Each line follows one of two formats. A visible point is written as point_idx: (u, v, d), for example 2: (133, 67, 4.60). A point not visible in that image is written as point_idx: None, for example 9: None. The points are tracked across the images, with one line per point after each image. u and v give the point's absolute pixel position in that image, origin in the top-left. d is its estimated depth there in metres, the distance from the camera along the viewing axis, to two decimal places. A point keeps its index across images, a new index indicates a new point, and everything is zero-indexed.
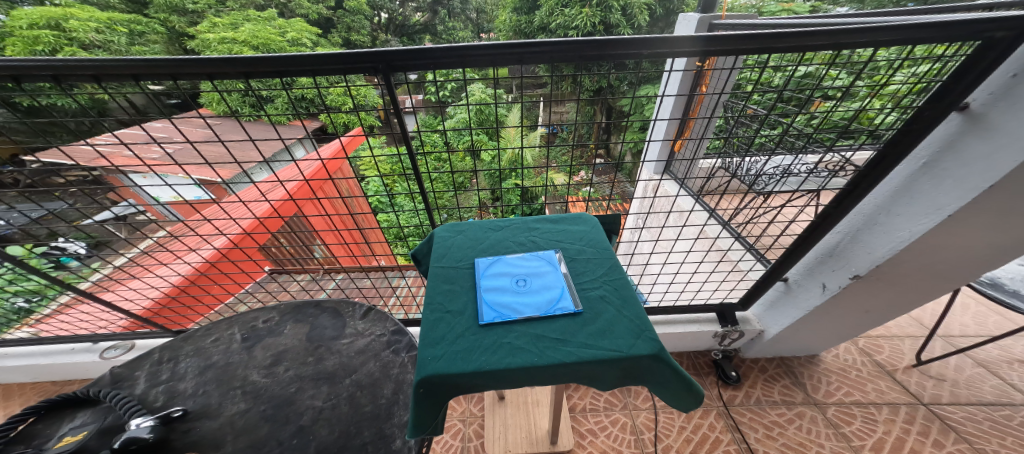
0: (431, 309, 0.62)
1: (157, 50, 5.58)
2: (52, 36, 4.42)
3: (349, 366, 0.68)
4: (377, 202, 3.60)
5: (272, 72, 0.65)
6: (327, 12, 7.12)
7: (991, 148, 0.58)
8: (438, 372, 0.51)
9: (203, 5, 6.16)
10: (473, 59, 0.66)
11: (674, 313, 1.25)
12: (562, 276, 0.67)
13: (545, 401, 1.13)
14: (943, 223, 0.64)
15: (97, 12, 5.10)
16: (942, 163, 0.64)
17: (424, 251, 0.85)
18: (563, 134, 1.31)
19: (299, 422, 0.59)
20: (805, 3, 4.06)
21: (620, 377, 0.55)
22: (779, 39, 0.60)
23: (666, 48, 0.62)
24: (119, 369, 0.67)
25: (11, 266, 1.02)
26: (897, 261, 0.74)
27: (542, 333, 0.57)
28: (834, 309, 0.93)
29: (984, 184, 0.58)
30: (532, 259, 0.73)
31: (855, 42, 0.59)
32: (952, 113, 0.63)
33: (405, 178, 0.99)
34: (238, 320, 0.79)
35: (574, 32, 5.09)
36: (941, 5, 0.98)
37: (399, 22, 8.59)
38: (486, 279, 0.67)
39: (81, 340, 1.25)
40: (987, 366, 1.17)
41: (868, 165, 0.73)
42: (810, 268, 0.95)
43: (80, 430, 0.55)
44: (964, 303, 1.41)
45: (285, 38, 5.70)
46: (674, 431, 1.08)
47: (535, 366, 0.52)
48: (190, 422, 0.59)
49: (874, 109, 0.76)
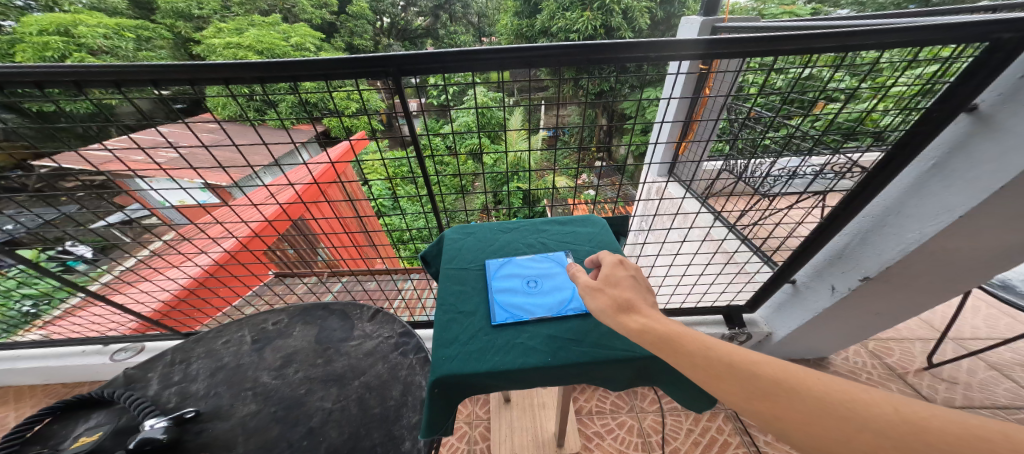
0: (442, 310, 0.62)
1: (163, 56, 5.68)
2: (61, 42, 4.51)
3: (357, 368, 0.68)
4: (382, 205, 3.62)
5: (285, 77, 0.65)
6: (331, 17, 7.18)
7: (999, 149, 0.58)
8: (452, 373, 0.51)
9: (209, 11, 6.22)
10: (481, 63, 0.66)
11: (680, 315, 1.25)
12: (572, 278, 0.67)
13: (551, 404, 1.13)
14: (954, 224, 0.64)
15: (105, 18, 5.18)
16: (952, 165, 0.65)
17: (433, 253, 0.85)
18: (566, 137, 1.32)
19: (309, 424, 0.59)
20: (806, 8, 4.14)
21: (632, 377, 0.55)
22: (787, 41, 0.60)
23: (670, 52, 0.63)
24: (131, 371, 0.67)
25: (22, 269, 1.02)
26: (907, 263, 0.74)
27: (555, 334, 0.57)
28: (843, 312, 0.92)
29: (995, 187, 0.58)
30: (541, 260, 0.73)
31: (859, 44, 0.60)
32: (961, 115, 0.63)
33: (412, 181, 0.99)
34: (248, 323, 0.79)
35: (574, 36, 5.12)
36: (943, 8, 0.99)
37: (400, 26, 8.70)
38: (497, 280, 0.67)
39: (91, 342, 1.26)
40: (999, 369, 1.16)
41: (877, 167, 0.73)
42: (818, 270, 0.94)
43: (96, 430, 0.55)
44: (974, 305, 1.40)
45: (289, 43, 5.78)
46: (682, 433, 1.08)
47: (549, 366, 0.52)
48: (202, 423, 0.60)
49: (878, 112, 0.76)
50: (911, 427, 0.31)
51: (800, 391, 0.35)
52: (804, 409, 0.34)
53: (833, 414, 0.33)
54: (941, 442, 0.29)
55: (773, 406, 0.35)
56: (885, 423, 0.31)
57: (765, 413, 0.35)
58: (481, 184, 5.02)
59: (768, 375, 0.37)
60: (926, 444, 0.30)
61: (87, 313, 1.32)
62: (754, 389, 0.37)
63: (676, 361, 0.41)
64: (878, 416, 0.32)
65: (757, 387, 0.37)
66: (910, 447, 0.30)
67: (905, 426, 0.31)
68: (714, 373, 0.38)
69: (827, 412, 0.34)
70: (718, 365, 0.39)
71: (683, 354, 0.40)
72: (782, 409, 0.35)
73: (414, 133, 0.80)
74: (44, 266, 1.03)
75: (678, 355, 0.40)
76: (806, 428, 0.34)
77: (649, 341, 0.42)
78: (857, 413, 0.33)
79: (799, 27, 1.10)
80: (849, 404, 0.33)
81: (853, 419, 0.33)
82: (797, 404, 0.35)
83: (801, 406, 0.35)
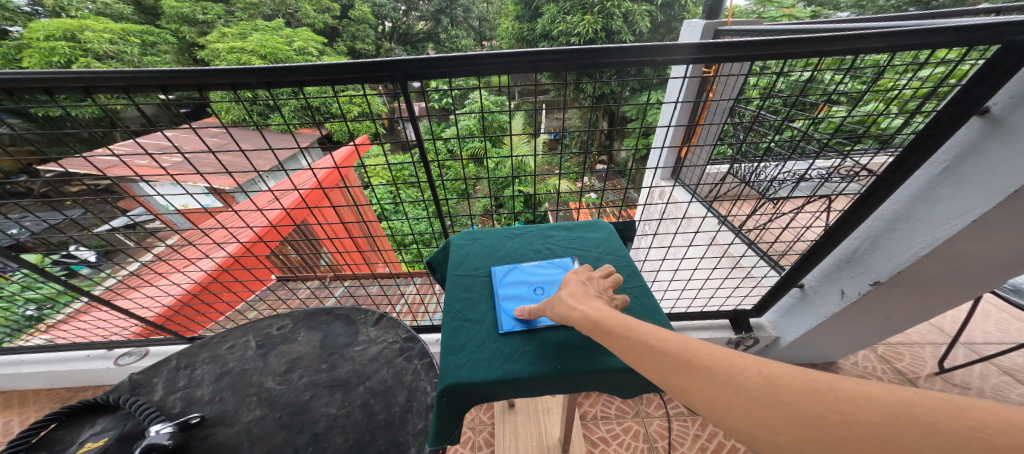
0: (448, 317, 0.62)
1: (168, 60, 5.72)
2: (67, 47, 4.60)
3: (362, 373, 0.67)
4: (383, 209, 3.63)
5: (292, 82, 0.65)
6: (333, 21, 7.24)
7: (1013, 151, 0.58)
8: (459, 381, 0.51)
9: (212, 15, 6.25)
10: (485, 68, 0.66)
11: (687, 320, 1.24)
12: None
13: (556, 409, 1.12)
14: (969, 226, 0.64)
15: (110, 24, 5.22)
16: (964, 169, 0.64)
17: (439, 259, 0.86)
18: (567, 141, 1.32)
19: (314, 430, 0.58)
20: (806, 11, 4.20)
21: (642, 385, 0.55)
22: (795, 44, 0.59)
23: (674, 55, 0.62)
24: (136, 376, 0.67)
25: (26, 274, 1.02)
26: (920, 268, 0.73)
27: (564, 341, 0.57)
28: (851, 317, 0.92)
29: (1007, 191, 0.58)
30: (548, 266, 0.72)
31: (869, 47, 0.59)
32: (974, 117, 0.63)
33: (414, 186, 0.98)
34: (253, 327, 0.79)
35: (574, 39, 5.16)
36: (950, 11, 0.99)
37: (402, 31, 8.82)
38: (504, 288, 0.67)
39: (94, 346, 1.26)
40: (1012, 374, 1.15)
41: (885, 172, 0.73)
42: (827, 274, 0.93)
43: (101, 436, 0.55)
44: (984, 309, 1.39)
45: (291, 47, 5.85)
46: (689, 439, 1.07)
47: (557, 375, 0.52)
48: (207, 428, 0.59)
49: (882, 114, 0.77)
50: (767, 386, 0.31)
51: (696, 362, 0.35)
52: (702, 378, 0.34)
53: (719, 380, 0.33)
54: (786, 396, 0.30)
55: (679, 378, 0.35)
56: (754, 386, 0.31)
57: (673, 384, 0.35)
58: (482, 188, 5.03)
59: (673, 351, 0.37)
60: (780, 401, 0.30)
61: (90, 318, 1.32)
62: (663, 364, 0.37)
63: (610, 344, 0.43)
64: (749, 379, 0.32)
65: (665, 362, 0.36)
66: (772, 405, 0.30)
67: (767, 387, 0.31)
68: (635, 351, 0.39)
69: (716, 379, 0.33)
70: (636, 344, 0.40)
71: (612, 335, 0.42)
72: (688, 381, 0.34)
73: (419, 137, 0.80)
74: (47, 270, 1.02)
75: (609, 338, 0.42)
76: (703, 396, 0.33)
77: (587, 328, 0.46)
78: (735, 377, 0.32)
79: (803, 31, 1.10)
80: (729, 371, 0.33)
81: (733, 384, 0.32)
82: (695, 375, 0.34)
83: (698, 374, 0.34)
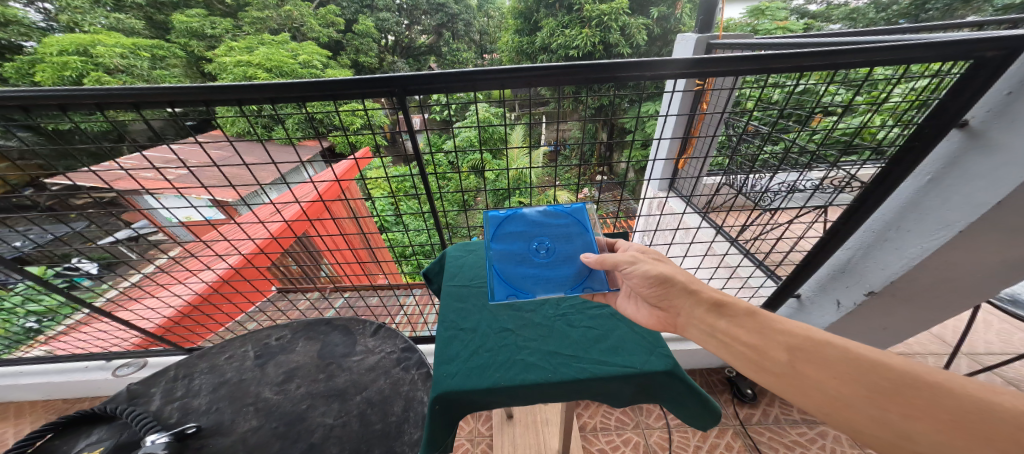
0: (443, 327, 0.63)
1: (177, 73, 5.84)
2: (79, 62, 4.72)
3: (359, 383, 0.68)
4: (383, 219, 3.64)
5: (294, 97, 0.67)
6: (337, 35, 7.42)
7: (994, 163, 0.60)
8: (453, 389, 0.52)
9: (221, 30, 6.46)
10: (481, 83, 0.68)
11: None
12: (592, 240, 0.65)
13: (555, 420, 1.11)
14: (957, 237, 0.65)
15: (122, 38, 5.38)
16: (947, 179, 0.66)
17: (436, 270, 0.87)
18: (566, 152, 1.34)
19: (310, 440, 0.58)
20: (798, 24, 4.29)
21: (634, 393, 0.56)
22: (776, 59, 0.61)
23: (664, 69, 0.64)
24: (134, 386, 0.67)
25: (28, 285, 1.03)
26: (910, 278, 0.74)
27: (558, 349, 0.58)
28: (847, 328, 0.91)
29: (992, 201, 0.59)
30: (557, 216, 0.69)
31: (849, 62, 0.61)
32: (952, 131, 0.65)
33: (414, 199, 0.99)
34: (251, 338, 0.80)
35: (573, 52, 5.28)
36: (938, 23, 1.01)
37: (404, 45, 9.08)
38: (503, 246, 0.65)
39: (93, 357, 1.26)
40: (1016, 385, 1.14)
41: (874, 181, 0.74)
42: (822, 284, 0.94)
43: (96, 446, 0.55)
44: (986, 319, 1.38)
45: (296, 60, 5.97)
46: (689, 450, 1.05)
47: (548, 382, 0.53)
48: (203, 438, 0.59)
49: (874, 126, 0.78)
50: None
51: (941, 392, 0.38)
52: (943, 407, 0.37)
53: (980, 415, 0.36)
54: None
55: (900, 404, 0.39)
56: None
57: (886, 408, 0.39)
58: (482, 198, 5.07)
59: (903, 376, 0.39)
60: None
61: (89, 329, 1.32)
62: (879, 385, 0.40)
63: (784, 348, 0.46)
64: None
65: (885, 384, 0.40)
66: None
67: None
68: (831, 365, 0.43)
69: (966, 413, 0.36)
70: (836, 358, 0.43)
71: (795, 343, 0.46)
72: (912, 406, 0.38)
73: (417, 149, 0.82)
74: (50, 282, 1.03)
75: (789, 342, 0.46)
76: (934, 424, 0.37)
77: (746, 325, 0.49)
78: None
79: (792, 46, 1.13)
80: (997, 411, 0.35)
81: (1001, 421, 0.35)
82: (925, 403, 0.38)
83: (935, 404, 0.37)
